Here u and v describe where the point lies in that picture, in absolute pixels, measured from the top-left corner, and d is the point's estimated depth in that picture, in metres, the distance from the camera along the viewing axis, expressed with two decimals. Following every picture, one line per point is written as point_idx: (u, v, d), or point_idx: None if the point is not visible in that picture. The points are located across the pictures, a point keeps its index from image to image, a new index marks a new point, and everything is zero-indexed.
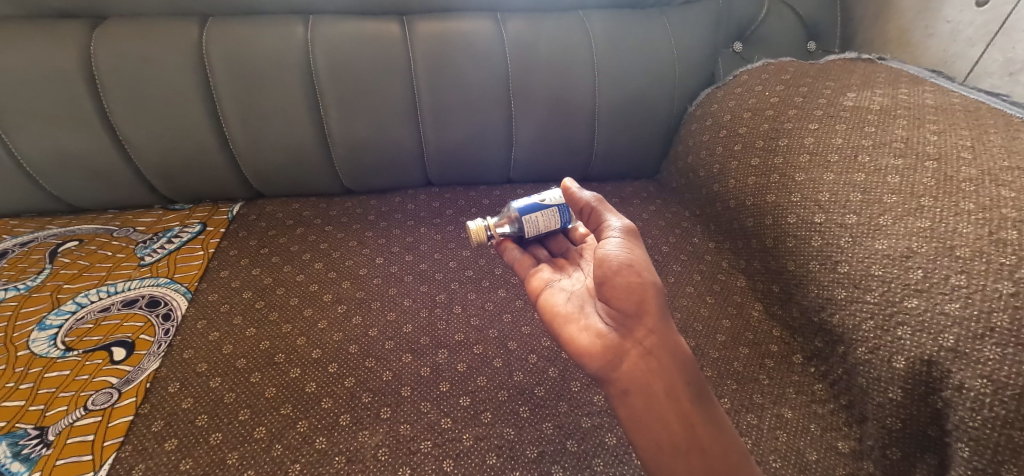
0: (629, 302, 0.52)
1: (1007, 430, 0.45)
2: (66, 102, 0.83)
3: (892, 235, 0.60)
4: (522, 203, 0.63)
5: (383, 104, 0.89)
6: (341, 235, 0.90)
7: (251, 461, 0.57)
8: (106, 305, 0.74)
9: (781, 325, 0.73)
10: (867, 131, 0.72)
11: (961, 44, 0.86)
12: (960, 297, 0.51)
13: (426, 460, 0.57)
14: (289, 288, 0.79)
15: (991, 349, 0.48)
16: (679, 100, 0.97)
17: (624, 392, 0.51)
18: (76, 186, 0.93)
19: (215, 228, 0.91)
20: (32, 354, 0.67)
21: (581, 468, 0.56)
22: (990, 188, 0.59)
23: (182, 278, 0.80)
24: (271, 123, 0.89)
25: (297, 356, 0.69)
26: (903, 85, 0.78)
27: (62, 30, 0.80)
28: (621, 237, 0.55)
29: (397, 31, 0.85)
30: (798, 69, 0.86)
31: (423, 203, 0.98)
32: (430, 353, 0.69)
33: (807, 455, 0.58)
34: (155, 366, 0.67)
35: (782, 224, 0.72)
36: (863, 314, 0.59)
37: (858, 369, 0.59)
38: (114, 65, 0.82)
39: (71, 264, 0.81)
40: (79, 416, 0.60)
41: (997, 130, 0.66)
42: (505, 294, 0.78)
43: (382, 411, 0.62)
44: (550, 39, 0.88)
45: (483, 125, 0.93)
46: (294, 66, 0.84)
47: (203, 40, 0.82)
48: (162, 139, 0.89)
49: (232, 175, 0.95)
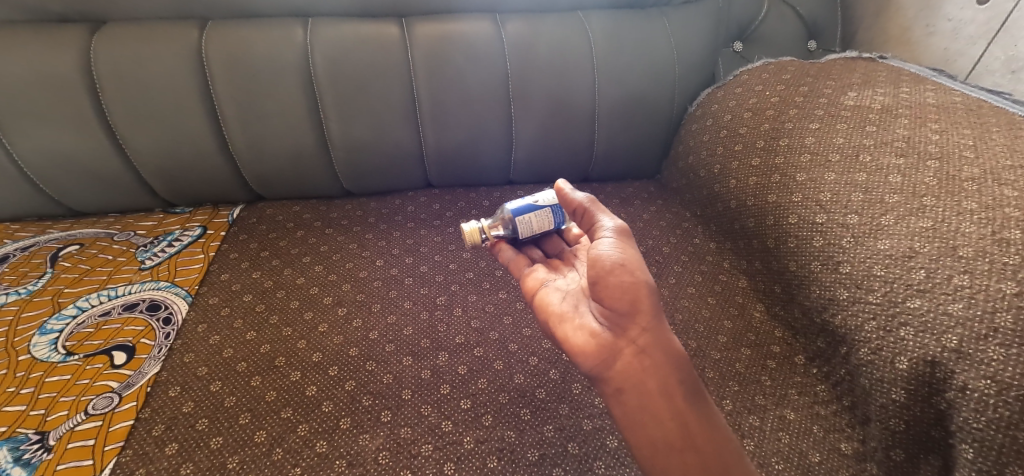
0: (622, 301, 0.51)
1: (1011, 432, 0.45)
2: (66, 106, 0.83)
3: (894, 234, 0.60)
4: (515, 204, 0.63)
5: (382, 106, 0.89)
6: (341, 237, 0.90)
7: (251, 465, 0.57)
8: (106, 309, 0.74)
9: (783, 326, 0.73)
10: (868, 130, 0.72)
11: (962, 42, 0.86)
12: (963, 297, 0.51)
13: (427, 463, 0.57)
14: (289, 291, 0.79)
15: (995, 350, 0.47)
16: (679, 100, 0.97)
17: (618, 391, 0.51)
18: (76, 190, 0.93)
19: (215, 231, 0.91)
20: (33, 359, 0.67)
21: (582, 471, 0.56)
22: (993, 187, 0.58)
23: (182, 282, 0.80)
24: (270, 126, 0.89)
25: (298, 359, 0.69)
26: (904, 84, 0.78)
27: (61, 34, 0.80)
28: (613, 237, 0.55)
29: (396, 33, 0.85)
30: (798, 69, 0.86)
31: (423, 205, 0.98)
32: (431, 356, 0.69)
33: (809, 457, 0.58)
34: (155, 371, 0.67)
35: (784, 225, 0.72)
36: (865, 315, 0.58)
37: (861, 370, 0.58)
38: (113, 69, 0.82)
39: (72, 269, 0.81)
40: (79, 420, 0.60)
41: (1000, 129, 0.65)
42: (506, 296, 0.78)
43: (383, 414, 0.62)
44: (550, 40, 0.88)
45: (482, 126, 0.93)
46: (293, 69, 0.84)
47: (202, 43, 0.82)
48: (161, 142, 0.89)
49: (231, 178, 0.95)
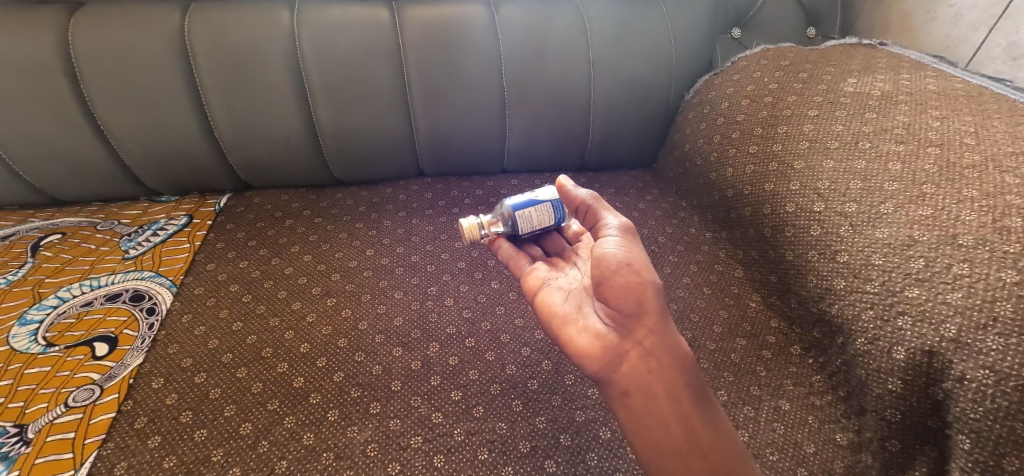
0: (628, 302, 0.50)
1: (1010, 422, 0.44)
2: (44, 92, 0.81)
3: (893, 223, 0.58)
4: (516, 199, 0.61)
5: (374, 93, 0.87)
6: (331, 227, 0.88)
7: (236, 458, 0.56)
8: (88, 300, 0.72)
9: (779, 316, 0.72)
10: (868, 117, 0.70)
11: (964, 28, 0.84)
12: (963, 286, 0.50)
13: (416, 456, 0.56)
14: (277, 281, 0.78)
15: (994, 339, 0.46)
16: (676, 87, 0.95)
17: (623, 394, 0.50)
18: (57, 178, 0.90)
19: (201, 220, 0.89)
20: (13, 350, 0.65)
21: (575, 463, 0.55)
22: (995, 174, 0.57)
23: (167, 272, 0.78)
24: (258, 114, 0.87)
25: (285, 350, 0.67)
26: (904, 70, 0.76)
27: (37, 16, 0.78)
28: (618, 236, 0.54)
29: (386, 17, 0.82)
30: (798, 55, 0.84)
31: (416, 194, 0.96)
32: (421, 347, 0.67)
33: (804, 448, 0.57)
34: (138, 362, 0.65)
35: (781, 213, 0.70)
36: (862, 304, 0.58)
37: (858, 360, 0.58)
38: (94, 54, 0.79)
39: (54, 258, 0.79)
40: (59, 413, 0.58)
41: (1001, 116, 0.64)
42: (498, 286, 0.76)
43: (372, 406, 0.61)
44: (546, 25, 0.86)
45: (476, 116, 0.92)
46: (280, 54, 0.82)
47: (185, 27, 0.80)
48: (146, 129, 0.87)
49: (219, 166, 0.93)
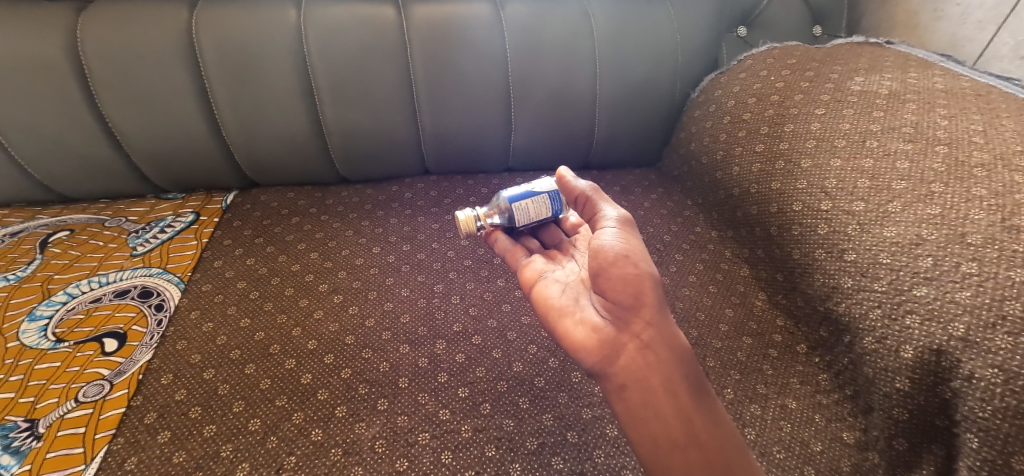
0: (626, 294, 0.50)
1: (1018, 421, 0.44)
2: (52, 89, 0.81)
3: (902, 221, 0.58)
4: (512, 191, 0.61)
5: (381, 91, 0.87)
6: (336, 224, 0.88)
7: (245, 454, 0.56)
8: (97, 296, 0.73)
9: (785, 314, 0.72)
10: (875, 115, 0.70)
11: (971, 27, 0.84)
12: (971, 285, 0.50)
13: (425, 452, 0.56)
14: (285, 277, 0.78)
15: (1003, 338, 0.46)
16: (681, 86, 0.95)
17: (620, 388, 0.50)
18: (64, 175, 0.91)
19: (208, 217, 0.89)
20: (22, 346, 0.66)
21: (582, 460, 0.55)
22: (1004, 173, 0.57)
23: (175, 269, 0.78)
24: (265, 112, 0.87)
25: (292, 347, 0.68)
26: (912, 69, 0.76)
27: (45, 13, 0.78)
28: (616, 227, 0.54)
29: (393, 15, 0.82)
30: (804, 53, 0.84)
31: (421, 192, 0.97)
32: (429, 344, 0.68)
33: (811, 447, 0.57)
34: (147, 358, 0.66)
35: (787, 212, 0.70)
36: (870, 303, 0.57)
37: (865, 359, 0.57)
38: (102, 50, 0.79)
39: (62, 255, 0.80)
40: (69, 408, 0.58)
41: (1010, 115, 0.64)
42: (505, 283, 0.77)
43: (380, 402, 0.61)
44: (553, 25, 0.86)
45: (482, 114, 0.92)
46: (287, 52, 0.82)
47: (193, 23, 0.80)
48: (152, 126, 0.87)
49: (224, 163, 0.93)
